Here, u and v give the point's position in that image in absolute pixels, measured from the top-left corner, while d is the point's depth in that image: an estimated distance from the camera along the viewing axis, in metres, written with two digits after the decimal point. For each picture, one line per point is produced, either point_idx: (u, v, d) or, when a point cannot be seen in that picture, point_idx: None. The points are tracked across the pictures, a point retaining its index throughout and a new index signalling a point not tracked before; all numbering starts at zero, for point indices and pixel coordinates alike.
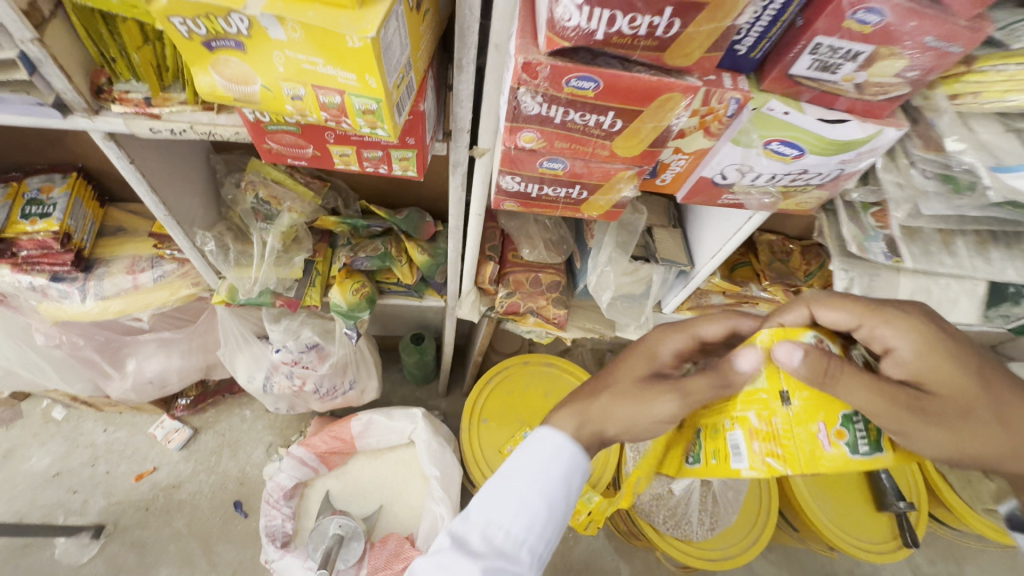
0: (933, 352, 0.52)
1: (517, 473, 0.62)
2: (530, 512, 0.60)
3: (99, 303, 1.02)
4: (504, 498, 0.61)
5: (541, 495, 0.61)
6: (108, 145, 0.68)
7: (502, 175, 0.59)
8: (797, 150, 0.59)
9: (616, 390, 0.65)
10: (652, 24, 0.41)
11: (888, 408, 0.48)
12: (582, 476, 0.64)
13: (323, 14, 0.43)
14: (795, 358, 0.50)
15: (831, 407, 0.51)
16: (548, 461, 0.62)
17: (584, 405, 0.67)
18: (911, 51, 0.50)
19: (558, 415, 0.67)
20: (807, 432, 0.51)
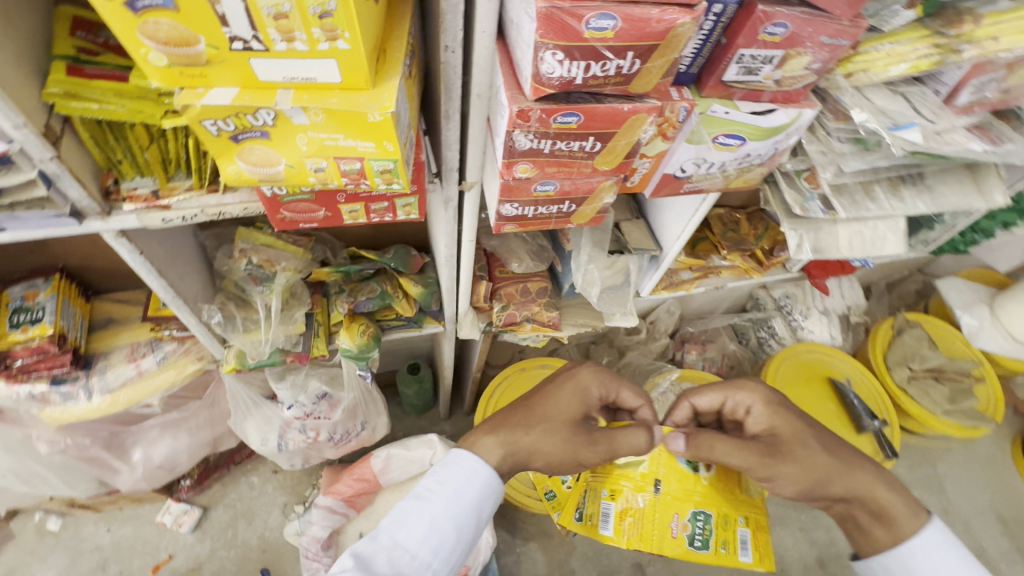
0: (778, 418, 0.83)
1: (432, 500, 0.73)
2: (439, 537, 0.70)
3: (106, 397, 1.02)
4: (415, 522, 0.71)
5: (454, 522, 0.72)
6: (119, 242, 0.72)
7: (502, 204, 0.67)
8: (739, 140, 0.71)
9: (548, 430, 0.79)
10: (619, 66, 0.51)
11: (754, 456, 0.80)
12: (492, 502, 0.76)
13: (343, 98, 0.50)
14: (680, 445, 0.83)
15: (685, 507, 0.90)
16: (464, 486, 0.74)
17: (513, 438, 0.78)
18: (813, 50, 0.62)
19: (482, 441, 0.78)
20: (664, 519, 0.90)
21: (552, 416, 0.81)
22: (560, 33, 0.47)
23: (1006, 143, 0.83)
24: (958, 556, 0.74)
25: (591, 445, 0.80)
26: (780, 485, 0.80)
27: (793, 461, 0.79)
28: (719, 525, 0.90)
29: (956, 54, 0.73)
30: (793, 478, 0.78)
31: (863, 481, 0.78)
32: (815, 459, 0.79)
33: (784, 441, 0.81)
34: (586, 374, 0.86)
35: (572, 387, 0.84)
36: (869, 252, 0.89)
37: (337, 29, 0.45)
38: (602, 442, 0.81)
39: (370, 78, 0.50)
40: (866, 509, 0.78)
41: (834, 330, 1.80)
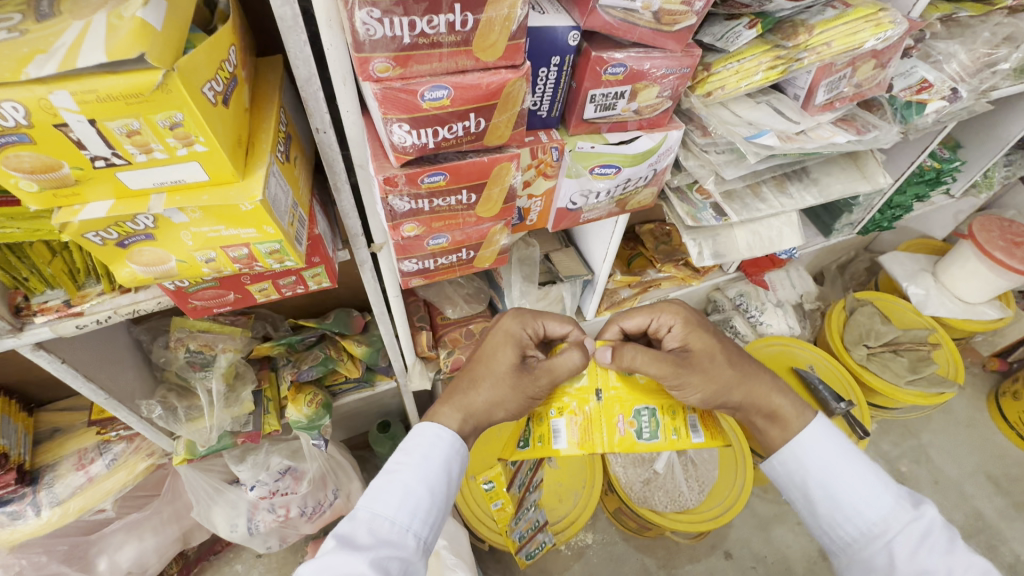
0: (693, 335, 0.86)
1: (400, 469, 0.71)
2: (414, 500, 0.69)
3: (56, 510, 0.99)
4: (389, 492, 0.69)
5: (424, 484, 0.70)
6: (38, 354, 0.73)
7: (401, 261, 0.71)
8: (615, 168, 0.76)
9: (495, 384, 0.79)
10: (466, 126, 0.56)
11: (667, 365, 0.80)
12: (459, 463, 0.75)
13: (214, 194, 0.54)
14: (609, 355, 0.83)
15: (627, 405, 0.84)
16: (430, 450, 0.73)
17: (466, 400, 0.79)
18: (657, 81, 0.68)
19: (441, 412, 0.78)
20: (610, 421, 0.83)
21: (493, 369, 0.81)
22: (400, 108, 0.52)
23: (871, 130, 0.90)
24: (839, 442, 0.78)
25: (535, 382, 0.80)
26: (687, 395, 0.80)
27: (697, 373, 0.80)
28: (664, 416, 0.83)
29: (798, 62, 0.80)
30: (697, 387, 0.79)
31: (759, 389, 0.83)
32: (720, 371, 0.81)
33: (695, 355, 0.83)
34: (507, 321, 0.87)
35: (497, 338, 0.85)
36: (768, 248, 0.96)
37: (191, 135, 0.49)
38: (541, 374, 0.81)
39: (236, 171, 0.54)
40: (759, 413, 0.83)
41: (791, 320, 1.82)
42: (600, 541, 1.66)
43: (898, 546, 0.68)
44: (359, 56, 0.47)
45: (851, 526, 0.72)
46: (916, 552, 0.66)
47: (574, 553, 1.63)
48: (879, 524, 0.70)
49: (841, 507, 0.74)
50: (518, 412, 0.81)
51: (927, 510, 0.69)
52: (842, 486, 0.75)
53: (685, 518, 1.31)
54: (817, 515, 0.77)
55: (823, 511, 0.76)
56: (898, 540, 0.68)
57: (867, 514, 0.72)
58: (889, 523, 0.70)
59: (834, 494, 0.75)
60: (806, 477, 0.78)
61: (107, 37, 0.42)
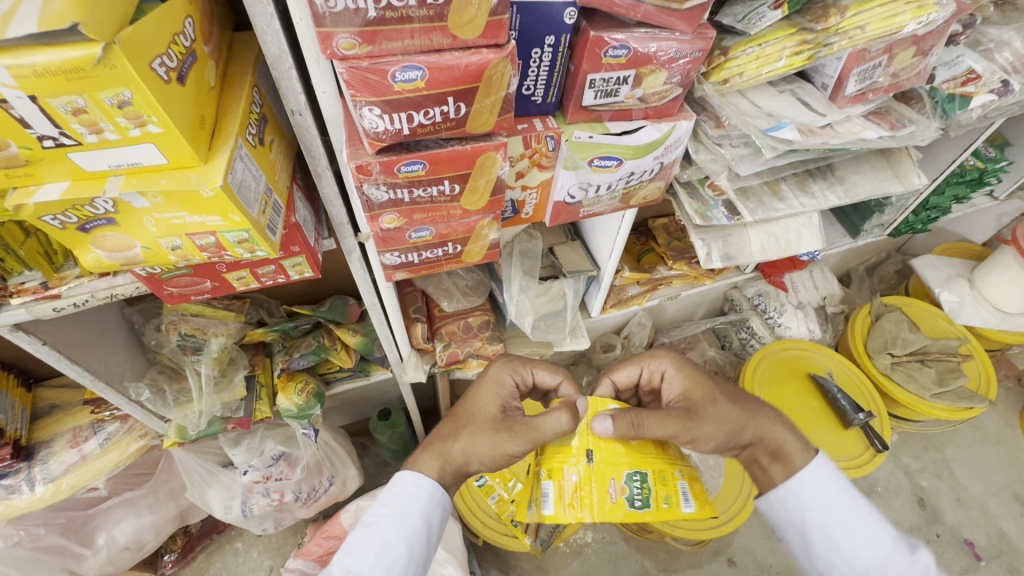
0: (691, 381, 0.82)
1: (378, 522, 0.71)
2: (391, 555, 0.68)
3: (50, 486, 1.00)
4: (365, 546, 0.68)
5: (402, 538, 0.69)
6: (16, 335, 0.72)
7: (383, 253, 0.67)
8: (616, 160, 0.70)
9: (473, 433, 0.77)
10: (444, 111, 0.51)
11: (676, 422, 0.75)
12: (438, 515, 0.74)
13: (173, 178, 0.50)
14: (608, 426, 0.73)
15: (618, 469, 0.74)
16: (409, 502, 0.72)
17: (444, 449, 0.77)
18: (665, 66, 0.62)
19: (420, 460, 0.77)
20: (599, 488, 0.73)
21: (474, 418, 0.79)
22: (370, 90, 0.47)
23: (907, 125, 0.82)
24: (838, 482, 0.75)
25: (514, 437, 0.75)
26: (700, 444, 0.78)
27: (707, 422, 0.77)
28: (656, 479, 0.74)
29: (827, 47, 0.72)
30: (707, 436, 0.77)
31: (765, 423, 0.80)
32: (725, 412, 0.79)
33: (697, 404, 0.79)
34: (497, 368, 0.85)
35: (487, 386, 0.83)
36: (785, 252, 0.89)
37: (142, 115, 0.45)
38: (521, 429, 0.76)
39: (197, 155, 0.50)
40: (766, 450, 0.79)
41: (811, 324, 1.72)
42: (600, 541, 1.60)
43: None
44: (320, 30, 0.43)
45: (847, 569, 0.70)
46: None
47: (573, 551, 1.58)
48: (878, 568, 0.68)
49: (839, 549, 0.71)
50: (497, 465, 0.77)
51: (923, 555, 0.68)
52: (839, 530, 0.72)
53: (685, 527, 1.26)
54: (813, 556, 0.74)
55: (819, 552, 0.73)
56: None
57: (867, 557, 0.69)
58: (888, 566, 0.68)
59: (834, 536, 0.72)
60: (804, 517, 0.75)
61: (41, 6, 0.38)
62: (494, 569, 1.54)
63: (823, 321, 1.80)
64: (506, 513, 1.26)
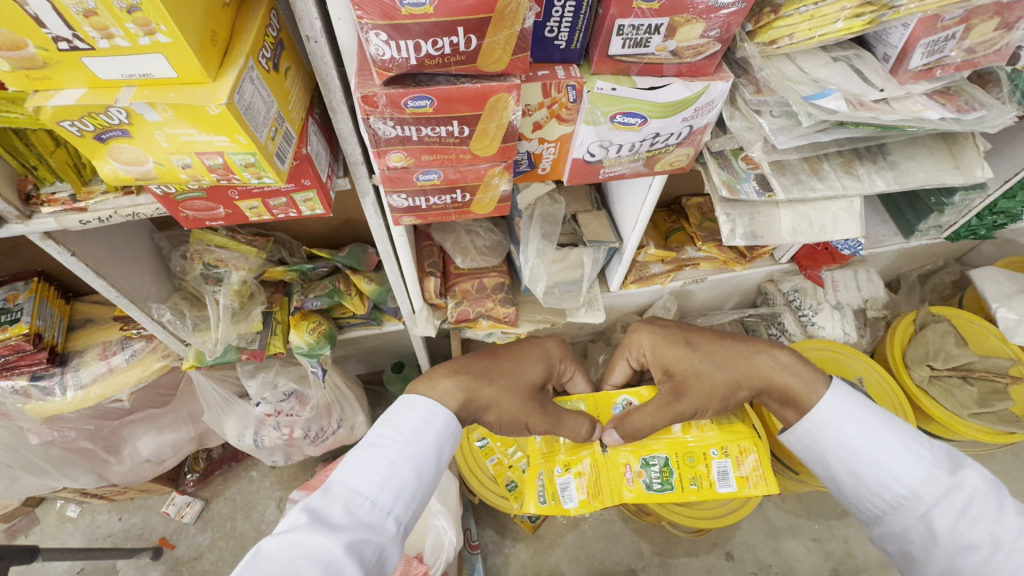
0: (674, 359, 0.88)
1: (388, 447, 0.71)
2: (396, 480, 0.67)
3: (79, 392, 1.08)
4: (371, 468, 0.68)
5: (410, 464, 0.69)
6: (46, 244, 0.76)
7: (389, 194, 0.67)
8: (640, 118, 0.66)
9: (505, 386, 0.83)
10: (453, 42, 0.49)
11: (671, 407, 0.84)
12: (447, 447, 0.75)
13: (182, 93, 0.51)
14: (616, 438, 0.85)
15: (639, 455, 0.89)
16: (420, 431, 0.73)
17: (474, 387, 0.81)
18: (702, 18, 0.57)
19: (444, 386, 0.80)
20: (618, 471, 0.89)
21: (510, 374, 0.85)
22: (377, 11, 0.45)
23: (976, 108, 0.74)
24: (864, 416, 0.76)
25: (541, 410, 0.83)
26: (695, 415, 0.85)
27: (700, 399, 0.84)
28: (680, 463, 0.88)
29: (893, 10, 0.65)
30: (698, 400, 0.84)
31: (755, 364, 0.85)
32: (712, 379, 0.84)
33: (682, 377, 0.85)
34: (550, 346, 0.95)
35: (531, 353, 0.91)
36: (818, 237, 0.83)
37: (151, 23, 0.45)
38: (551, 408, 0.84)
39: (206, 72, 0.50)
40: (772, 396, 0.84)
41: (848, 326, 1.63)
42: (598, 517, 1.60)
43: (936, 517, 0.66)
44: None
45: (880, 499, 0.72)
46: (954, 526, 0.64)
47: (570, 524, 1.59)
48: (910, 497, 0.69)
49: (869, 482, 0.72)
50: (508, 423, 0.83)
51: (964, 477, 0.67)
52: (867, 463, 0.73)
53: (685, 512, 1.23)
54: (847, 490, 0.76)
55: (848, 486, 0.76)
56: (934, 513, 0.66)
57: (897, 488, 0.70)
58: (922, 495, 0.68)
59: (857, 468, 0.74)
60: (826, 453, 0.77)
61: None
62: (490, 529, 1.57)
63: (862, 325, 1.68)
64: (505, 476, 1.24)
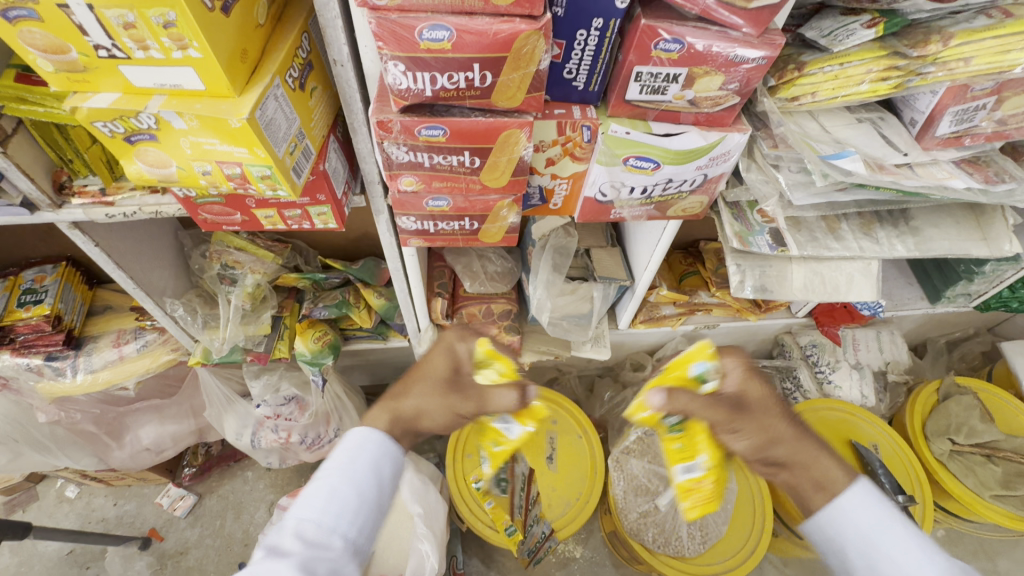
0: (754, 380, 0.67)
1: (327, 474, 0.65)
2: (340, 503, 0.63)
3: (88, 376, 1.11)
4: (315, 495, 0.63)
5: (353, 486, 0.64)
6: (73, 233, 0.79)
7: (399, 216, 0.68)
8: (653, 163, 0.66)
9: (425, 390, 0.72)
10: (469, 78, 0.50)
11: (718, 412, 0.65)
12: (392, 464, 0.69)
13: (208, 104, 0.53)
14: (659, 399, 0.68)
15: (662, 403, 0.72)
16: (357, 453, 0.67)
17: (394, 404, 0.72)
18: (722, 70, 0.57)
19: (371, 413, 0.72)
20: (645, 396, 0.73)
21: (425, 375, 0.73)
22: (397, 44, 0.47)
23: (1005, 181, 0.71)
24: None
25: (464, 399, 0.72)
26: (736, 439, 0.66)
27: (753, 420, 0.65)
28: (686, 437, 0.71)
29: (920, 77, 0.64)
30: (750, 434, 0.65)
31: None
32: (780, 422, 0.65)
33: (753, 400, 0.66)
34: (453, 330, 0.77)
35: (439, 348, 0.76)
36: (832, 296, 0.81)
37: (185, 38, 0.48)
38: (473, 394, 0.72)
39: (233, 87, 0.53)
40: None
41: (866, 388, 1.55)
42: (589, 559, 1.55)
43: None
44: None
45: None
46: None
47: (558, 564, 1.54)
48: None
49: None
50: (446, 427, 0.72)
51: None
52: None
53: (675, 564, 1.16)
54: None
55: None
56: None
57: None
58: None
59: None
60: None
61: None
62: (476, 559, 1.53)
63: (881, 389, 1.60)
64: (505, 523, 1.20)
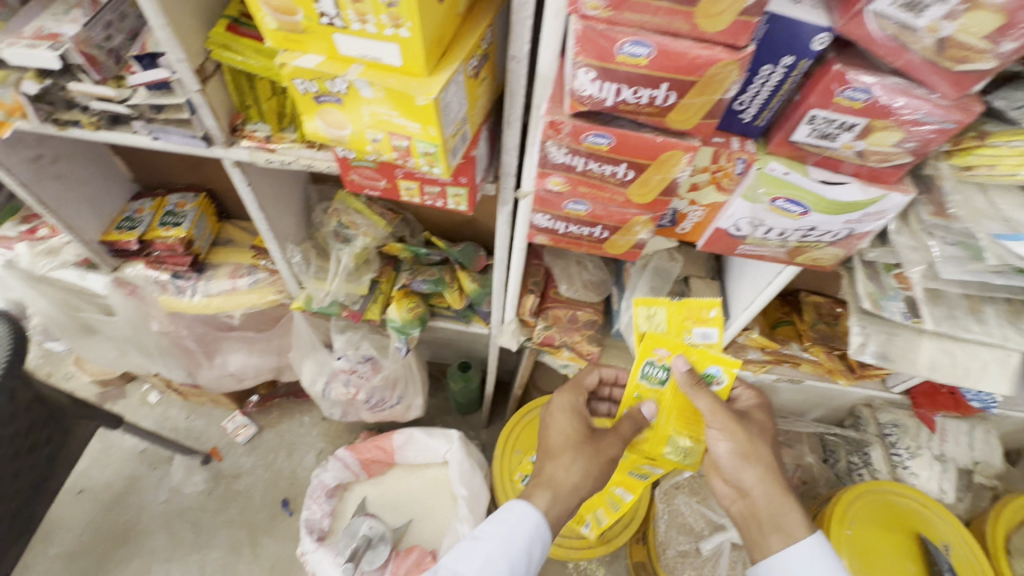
0: (763, 407, 0.83)
1: (486, 537, 0.74)
2: (492, 571, 0.71)
3: (204, 299, 1.22)
4: (473, 556, 0.72)
5: (505, 557, 0.72)
6: (233, 171, 0.87)
7: (535, 212, 0.70)
8: (802, 208, 0.64)
9: (573, 454, 0.81)
10: (653, 96, 0.51)
11: (728, 417, 0.76)
12: (540, 547, 0.75)
13: (399, 80, 0.57)
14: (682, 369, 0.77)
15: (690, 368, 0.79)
16: (515, 528, 0.74)
17: (546, 476, 0.80)
18: (903, 127, 0.55)
19: (530, 491, 0.79)
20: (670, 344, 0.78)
21: (559, 441, 0.84)
22: (595, 53, 0.49)
23: None
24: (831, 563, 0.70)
25: (607, 441, 0.82)
26: (720, 441, 0.77)
27: (751, 429, 0.78)
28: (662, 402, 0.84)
29: None
30: (738, 440, 0.76)
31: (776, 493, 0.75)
32: (763, 449, 0.78)
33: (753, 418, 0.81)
34: (562, 396, 0.91)
35: (558, 412, 0.88)
36: (957, 380, 0.76)
37: (400, 18, 0.52)
38: (608, 442, 0.82)
39: (425, 67, 0.57)
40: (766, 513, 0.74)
41: (947, 484, 1.43)
42: None
43: None
44: None
45: None
46: None
47: None
48: None
49: None
50: (602, 477, 0.81)
51: None
52: None
53: None
54: None
55: None
56: None
57: None
58: None
59: None
60: None
61: None
62: None
63: (963, 487, 1.47)
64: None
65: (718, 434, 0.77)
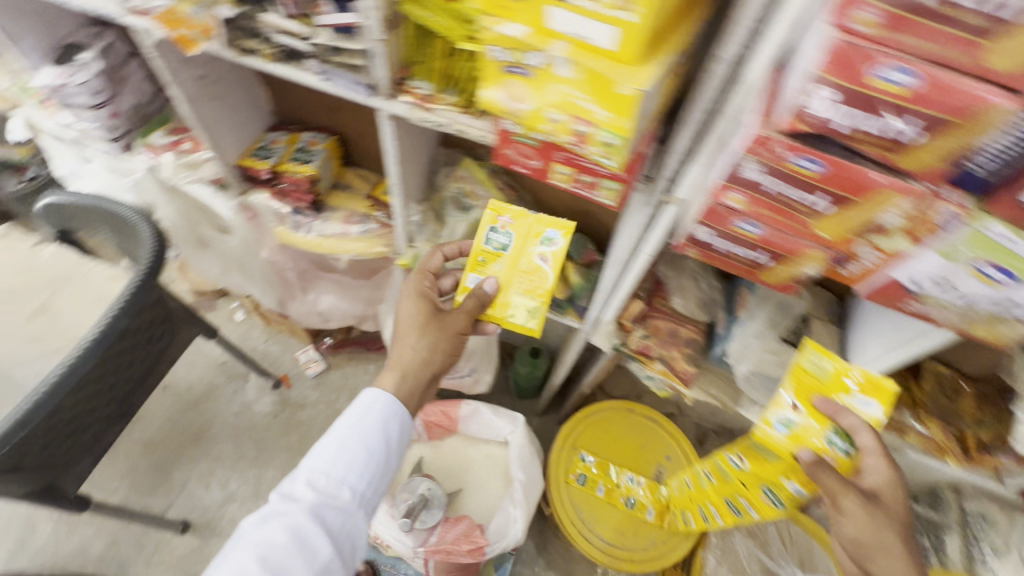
0: (894, 482, 0.74)
1: (342, 427, 0.86)
2: (348, 455, 0.83)
3: (318, 237, 1.25)
4: (328, 450, 0.84)
5: (359, 440, 0.85)
6: (386, 124, 0.89)
7: (700, 225, 0.66)
8: (1011, 278, 0.53)
9: (423, 342, 0.94)
10: (900, 130, 0.46)
11: (854, 499, 0.73)
12: (396, 427, 0.89)
13: (608, 65, 0.55)
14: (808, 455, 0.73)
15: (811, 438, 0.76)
16: (365, 414, 0.88)
17: (396, 361, 0.94)
18: None
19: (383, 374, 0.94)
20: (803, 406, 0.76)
21: (423, 326, 0.95)
22: (843, 72, 0.45)
23: None
24: None
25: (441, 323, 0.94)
26: (842, 524, 0.75)
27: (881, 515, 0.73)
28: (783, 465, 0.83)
29: None
30: (857, 524, 0.73)
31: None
32: (888, 531, 0.73)
33: (883, 499, 0.74)
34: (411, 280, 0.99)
35: (409, 297, 0.98)
36: None
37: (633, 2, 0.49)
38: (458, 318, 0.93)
39: (638, 56, 0.54)
40: None
41: None
42: None
43: None
44: None
45: None
46: None
47: None
48: None
49: None
50: (451, 352, 0.97)
51: None
52: None
53: None
54: None
55: None
56: None
57: None
58: None
59: None
60: None
61: None
62: (535, 541, 1.56)
63: None
64: (620, 498, 1.38)
65: (845, 515, 0.74)
